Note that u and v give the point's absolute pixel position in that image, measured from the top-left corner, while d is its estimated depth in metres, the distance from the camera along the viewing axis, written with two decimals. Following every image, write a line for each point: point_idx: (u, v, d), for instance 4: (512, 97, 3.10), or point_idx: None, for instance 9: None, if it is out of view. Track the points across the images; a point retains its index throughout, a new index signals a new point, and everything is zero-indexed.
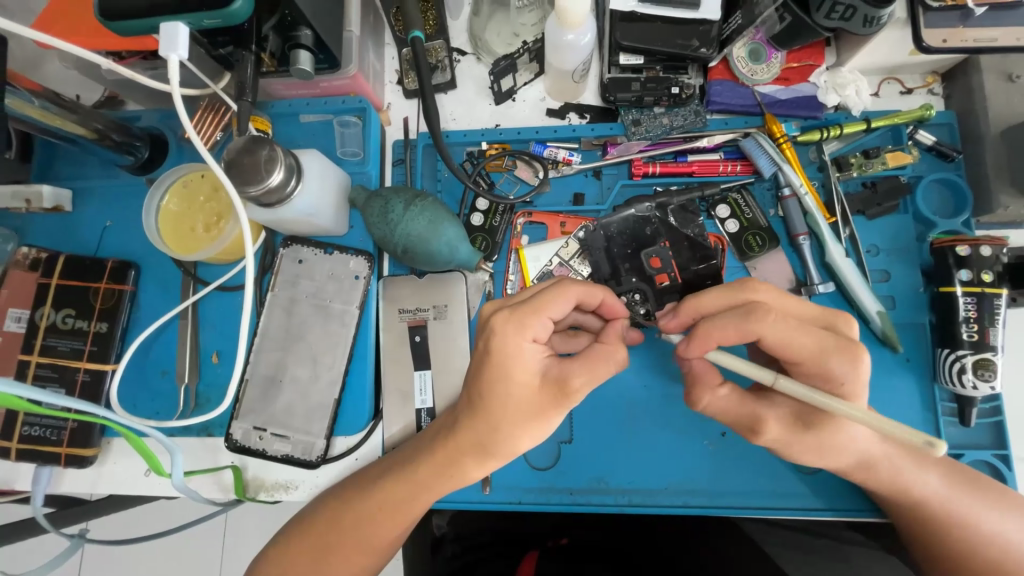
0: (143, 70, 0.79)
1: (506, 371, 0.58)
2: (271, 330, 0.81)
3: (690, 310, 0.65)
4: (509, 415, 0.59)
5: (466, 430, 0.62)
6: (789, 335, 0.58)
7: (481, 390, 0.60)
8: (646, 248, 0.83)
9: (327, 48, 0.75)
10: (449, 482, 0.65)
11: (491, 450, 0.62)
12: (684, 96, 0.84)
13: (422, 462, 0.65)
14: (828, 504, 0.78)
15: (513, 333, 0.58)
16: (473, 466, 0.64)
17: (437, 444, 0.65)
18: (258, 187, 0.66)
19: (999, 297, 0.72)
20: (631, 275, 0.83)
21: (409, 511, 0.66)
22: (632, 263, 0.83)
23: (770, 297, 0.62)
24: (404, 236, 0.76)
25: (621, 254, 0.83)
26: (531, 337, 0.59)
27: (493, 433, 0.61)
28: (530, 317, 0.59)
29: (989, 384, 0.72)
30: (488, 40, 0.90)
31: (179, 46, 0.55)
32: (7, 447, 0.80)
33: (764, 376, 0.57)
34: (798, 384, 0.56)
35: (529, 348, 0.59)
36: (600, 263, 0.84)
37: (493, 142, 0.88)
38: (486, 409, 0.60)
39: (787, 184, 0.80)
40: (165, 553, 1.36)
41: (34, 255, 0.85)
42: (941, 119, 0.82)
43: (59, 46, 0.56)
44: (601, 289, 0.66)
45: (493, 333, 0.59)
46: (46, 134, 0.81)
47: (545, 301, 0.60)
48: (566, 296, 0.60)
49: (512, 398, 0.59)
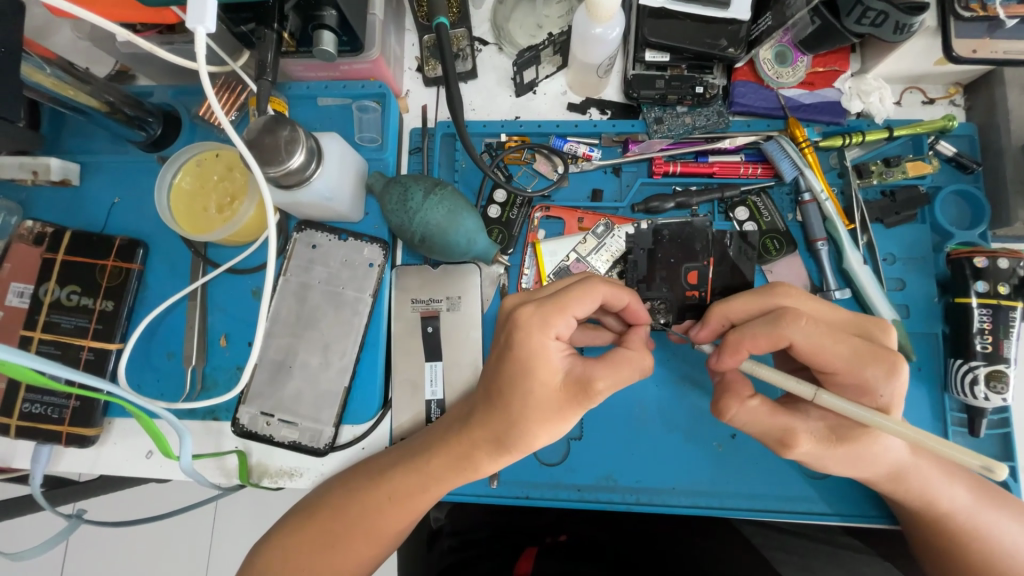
0: (159, 44, 0.77)
1: (528, 366, 0.58)
2: (281, 315, 0.80)
3: (717, 319, 0.67)
4: (528, 411, 0.58)
5: (484, 423, 0.61)
6: (821, 340, 0.58)
7: (501, 384, 0.59)
8: (689, 264, 0.81)
9: (351, 30, 0.73)
10: (462, 476, 0.64)
11: (507, 444, 0.61)
12: (708, 96, 0.83)
13: (435, 455, 0.64)
14: (837, 509, 0.79)
15: (538, 329, 0.58)
16: (486, 461, 0.63)
17: (452, 437, 0.64)
18: (278, 170, 0.65)
19: (1015, 310, 0.72)
20: (664, 284, 0.81)
21: (420, 502, 0.65)
22: (670, 273, 0.82)
23: (800, 302, 0.62)
24: (422, 225, 0.75)
25: (662, 261, 0.82)
26: (555, 334, 0.58)
27: (511, 428, 0.60)
28: (554, 314, 0.58)
29: (1000, 396, 0.72)
30: (510, 30, 0.89)
31: (207, 18, 0.53)
32: (7, 424, 0.78)
33: (803, 390, 0.58)
34: (839, 397, 0.56)
35: (552, 345, 0.58)
36: (638, 262, 0.82)
37: (513, 134, 0.87)
38: (505, 403, 0.59)
39: (807, 189, 0.80)
40: (156, 537, 1.35)
41: (39, 230, 0.83)
42: (962, 131, 0.83)
43: (77, 14, 0.53)
44: (628, 292, 0.65)
45: (517, 326, 0.58)
46: (57, 105, 0.79)
47: (570, 298, 0.60)
48: (591, 295, 0.60)
49: (531, 395, 0.58)
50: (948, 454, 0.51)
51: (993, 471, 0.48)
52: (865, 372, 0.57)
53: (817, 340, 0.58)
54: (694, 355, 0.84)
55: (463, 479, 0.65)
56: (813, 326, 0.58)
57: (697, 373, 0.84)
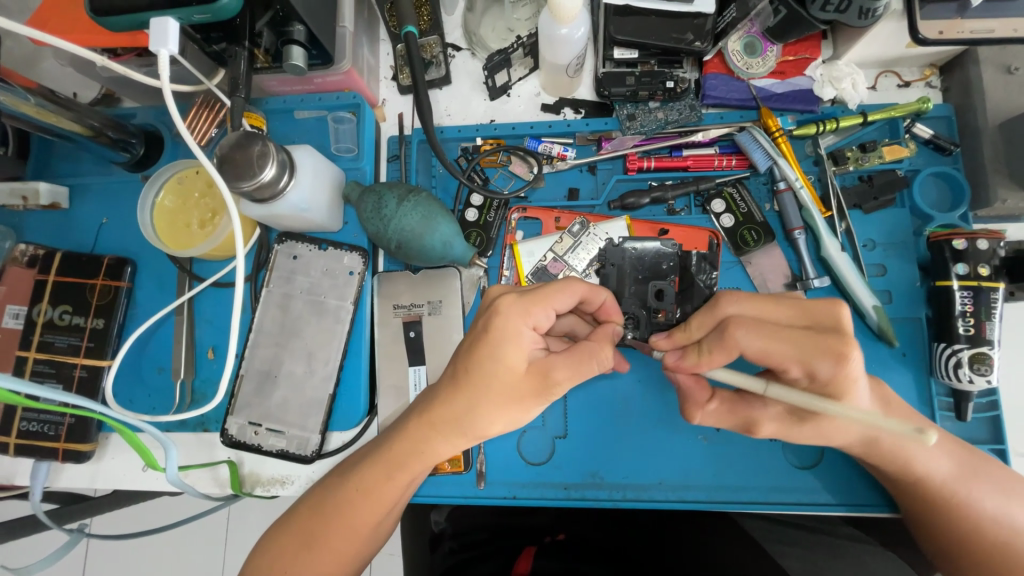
0: (138, 67, 0.79)
1: (501, 348, 0.58)
2: (266, 325, 0.81)
3: (680, 337, 0.65)
4: (491, 393, 0.60)
5: (440, 405, 0.62)
6: (768, 343, 0.57)
7: (470, 367, 0.60)
8: (660, 279, 0.76)
9: (320, 43, 0.75)
10: (420, 460, 0.65)
11: (462, 426, 0.62)
12: (679, 90, 0.84)
13: (396, 440, 0.65)
14: (839, 499, 0.78)
15: (517, 315, 0.59)
16: (439, 441, 0.64)
17: (414, 419, 0.64)
18: (250, 183, 0.66)
19: (996, 291, 0.71)
20: (634, 298, 0.76)
21: (384, 493, 0.66)
22: (640, 287, 0.77)
23: (742, 306, 0.61)
24: (397, 231, 0.76)
25: (632, 276, 0.77)
26: (532, 323, 0.59)
27: (469, 411, 0.61)
28: (533, 304, 0.59)
29: (985, 379, 0.71)
30: (482, 35, 0.90)
31: (169, 41, 0.55)
32: (6, 443, 0.81)
33: (754, 385, 0.57)
34: (788, 389, 0.55)
35: (527, 333, 0.59)
36: (609, 277, 0.78)
37: (487, 137, 0.88)
38: (467, 386, 0.60)
39: (782, 178, 0.80)
40: (165, 548, 1.37)
41: (32, 252, 0.85)
42: (939, 113, 0.82)
43: (50, 43, 0.58)
44: (605, 291, 0.66)
45: (498, 311, 0.59)
46: (42, 132, 0.82)
47: (549, 291, 0.61)
48: (569, 286, 0.61)
49: (494, 378, 0.59)
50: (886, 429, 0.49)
51: (926, 440, 0.48)
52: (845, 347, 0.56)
53: (764, 348, 0.58)
54: None
55: (422, 467, 0.66)
56: (760, 333, 0.58)
57: None
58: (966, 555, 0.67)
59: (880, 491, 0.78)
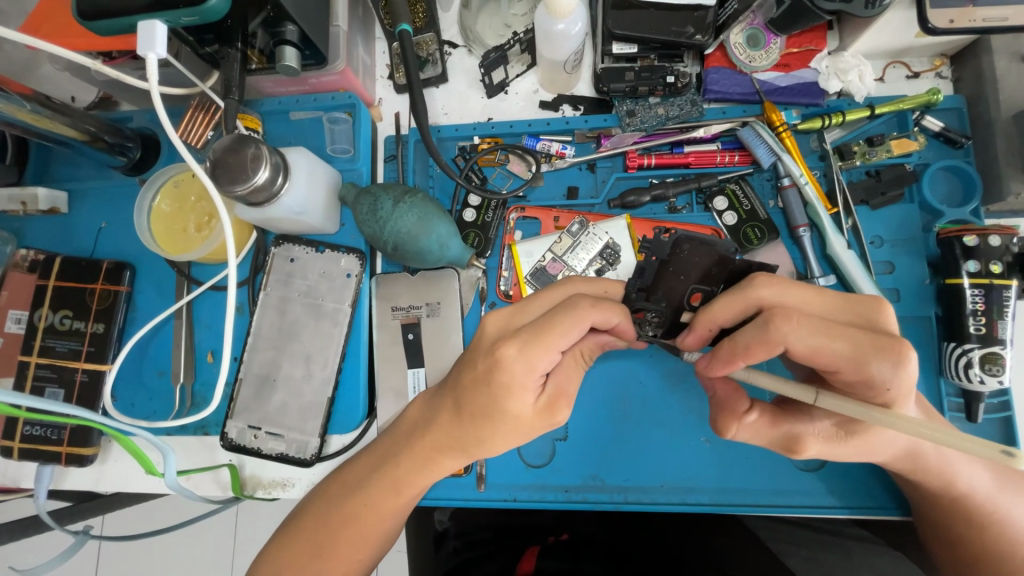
0: (132, 70, 0.78)
1: (504, 395, 0.57)
2: (264, 329, 0.81)
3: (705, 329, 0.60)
4: (500, 427, 0.59)
5: (446, 430, 0.62)
6: (819, 340, 0.54)
7: (473, 403, 0.59)
8: (705, 286, 0.60)
9: (313, 44, 0.74)
10: (427, 478, 0.66)
11: (471, 452, 0.62)
12: (680, 85, 0.82)
13: (403, 458, 0.65)
14: (846, 501, 0.77)
15: (522, 366, 0.55)
16: (447, 459, 0.64)
17: (418, 440, 0.64)
18: (245, 187, 0.65)
19: (1009, 289, 0.69)
20: (666, 299, 0.62)
21: (394, 505, 0.66)
22: (677, 289, 0.61)
23: (786, 295, 0.57)
24: (393, 234, 0.75)
25: (676, 275, 0.60)
26: (539, 371, 0.56)
27: (476, 440, 0.61)
28: (538, 352, 0.55)
29: (997, 379, 0.69)
30: (479, 32, 0.89)
31: (156, 45, 0.55)
32: (10, 447, 0.82)
33: (803, 394, 0.52)
34: (844, 399, 0.49)
35: (533, 382, 0.57)
36: (644, 269, 0.60)
37: (485, 136, 0.87)
38: (472, 420, 0.60)
39: (786, 174, 0.78)
40: (173, 547, 1.39)
41: (32, 257, 0.85)
42: (950, 104, 0.79)
43: (42, 48, 0.58)
44: (620, 310, 0.59)
45: (501, 363, 0.56)
46: (38, 138, 0.82)
47: (553, 332, 0.56)
48: (576, 323, 0.56)
49: (501, 420, 0.59)
50: (973, 450, 0.41)
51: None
52: (885, 370, 0.53)
53: (815, 345, 0.54)
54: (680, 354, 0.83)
55: (423, 480, 0.66)
56: (809, 330, 0.54)
57: (684, 370, 0.82)
58: (975, 557, 0.66)
59: (890, 493, 0.77)
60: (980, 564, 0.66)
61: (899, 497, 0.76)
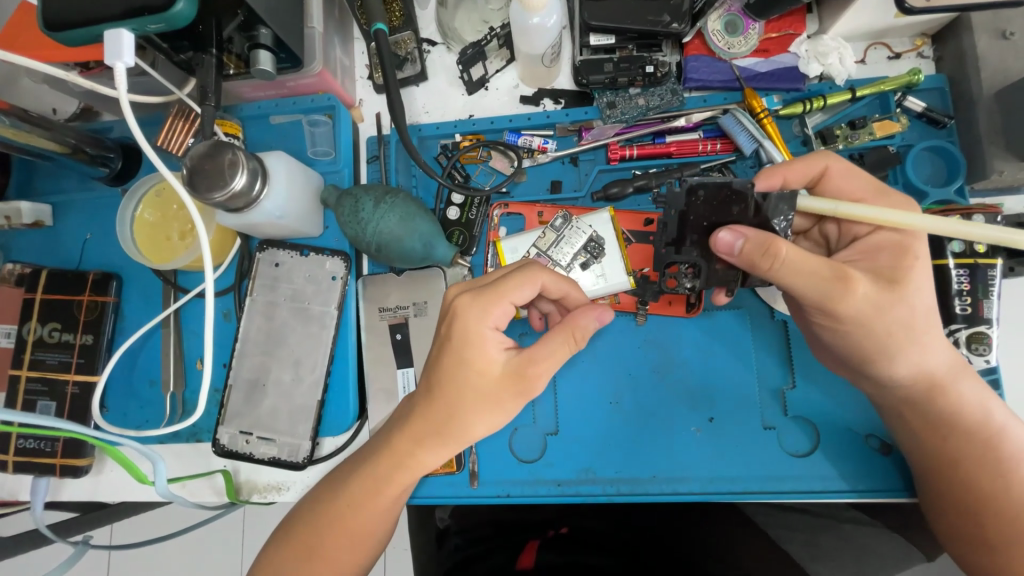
0: (107, 80, 0.77)
1: (466, 350, 0.60)
2: (252, 334, 0.81)
3: (777, 175, 0.68)
4: (467, 398, 0.60)
5: (420, 415, 0.63)
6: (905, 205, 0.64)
7: (440, 377, 0.61)
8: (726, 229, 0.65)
9: (287, 47, 0.73)
10: (406, 476, 0.65)
11: (446, 433, 0.62)
12: (659, 75, 0.81)
13: (378, 457, 0.65)
14: (851, 485, 0.77)
15: (477, 315, 0.59)
16: (426, 453, 0.64)
17: (395, 435, 0.64)
18: (222, 193, 0.65)
19: (995, 268, 0.69)
20: (696, 247, 0.68)
21: (378, 504, 0.66)
22: (704, 239, 0.67)
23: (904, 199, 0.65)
24: (375, 235, 0.74)
25: (696, 224, 0.66)
26: (494, 323, 0.60)
27: (451, 417, 0.61)
28: (491, 302, 0.60)
29: (984, 358, 0.70)
30: (457, 28, 0.88)
31: (124, 53, 0.55)
32: (5, 461, 0.82)
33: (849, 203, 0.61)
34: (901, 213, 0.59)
35: (490, 334, 0.60)
36: (667, 224, 0.68)
37: (466, 133, 0.86)
38: (443, 395, 0.61)
39: (769, 161, 0.76)
40: (178, 553, 1.40)
41: (19, 271, 0.86)
42: (931, 84, 0.79)
43: (14, 62, 0.58)
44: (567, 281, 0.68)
45: (457, 312, 0.60)
46: (20, 152, 0.82)
47: (506, 285, 0.61)
48: (528, 281, 0.61)
49: (470, 380, 0.60)
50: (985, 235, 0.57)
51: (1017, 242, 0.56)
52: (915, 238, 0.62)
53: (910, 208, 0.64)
54: (665, 344, 0.83)
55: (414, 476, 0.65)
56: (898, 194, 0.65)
57: (672, 358, 0.83)
58: (979, 540, 0.65)
59: (888, 478, 0.76)
60: (993, 551, 0.65)
61: (908, 479, 0.75)
